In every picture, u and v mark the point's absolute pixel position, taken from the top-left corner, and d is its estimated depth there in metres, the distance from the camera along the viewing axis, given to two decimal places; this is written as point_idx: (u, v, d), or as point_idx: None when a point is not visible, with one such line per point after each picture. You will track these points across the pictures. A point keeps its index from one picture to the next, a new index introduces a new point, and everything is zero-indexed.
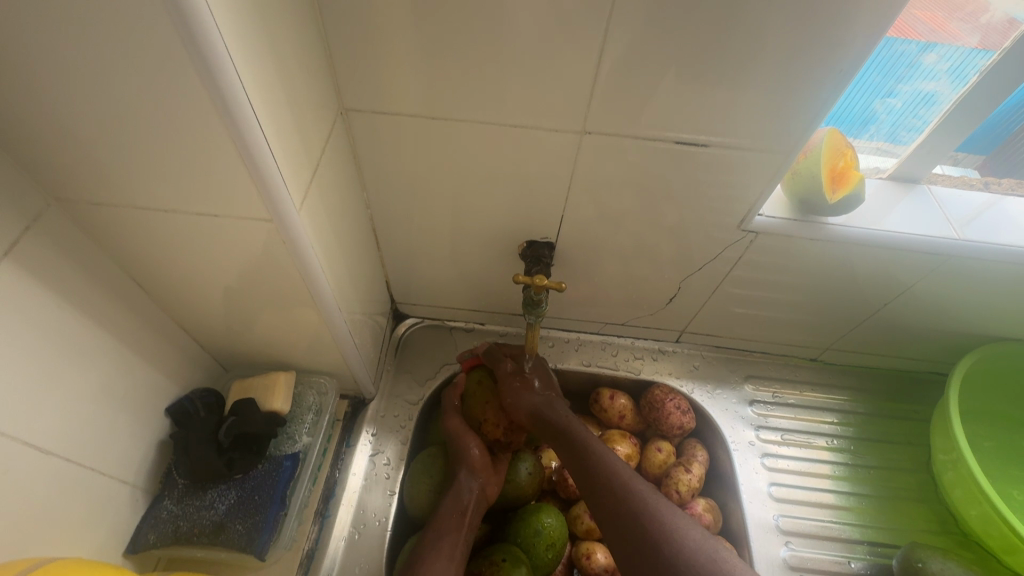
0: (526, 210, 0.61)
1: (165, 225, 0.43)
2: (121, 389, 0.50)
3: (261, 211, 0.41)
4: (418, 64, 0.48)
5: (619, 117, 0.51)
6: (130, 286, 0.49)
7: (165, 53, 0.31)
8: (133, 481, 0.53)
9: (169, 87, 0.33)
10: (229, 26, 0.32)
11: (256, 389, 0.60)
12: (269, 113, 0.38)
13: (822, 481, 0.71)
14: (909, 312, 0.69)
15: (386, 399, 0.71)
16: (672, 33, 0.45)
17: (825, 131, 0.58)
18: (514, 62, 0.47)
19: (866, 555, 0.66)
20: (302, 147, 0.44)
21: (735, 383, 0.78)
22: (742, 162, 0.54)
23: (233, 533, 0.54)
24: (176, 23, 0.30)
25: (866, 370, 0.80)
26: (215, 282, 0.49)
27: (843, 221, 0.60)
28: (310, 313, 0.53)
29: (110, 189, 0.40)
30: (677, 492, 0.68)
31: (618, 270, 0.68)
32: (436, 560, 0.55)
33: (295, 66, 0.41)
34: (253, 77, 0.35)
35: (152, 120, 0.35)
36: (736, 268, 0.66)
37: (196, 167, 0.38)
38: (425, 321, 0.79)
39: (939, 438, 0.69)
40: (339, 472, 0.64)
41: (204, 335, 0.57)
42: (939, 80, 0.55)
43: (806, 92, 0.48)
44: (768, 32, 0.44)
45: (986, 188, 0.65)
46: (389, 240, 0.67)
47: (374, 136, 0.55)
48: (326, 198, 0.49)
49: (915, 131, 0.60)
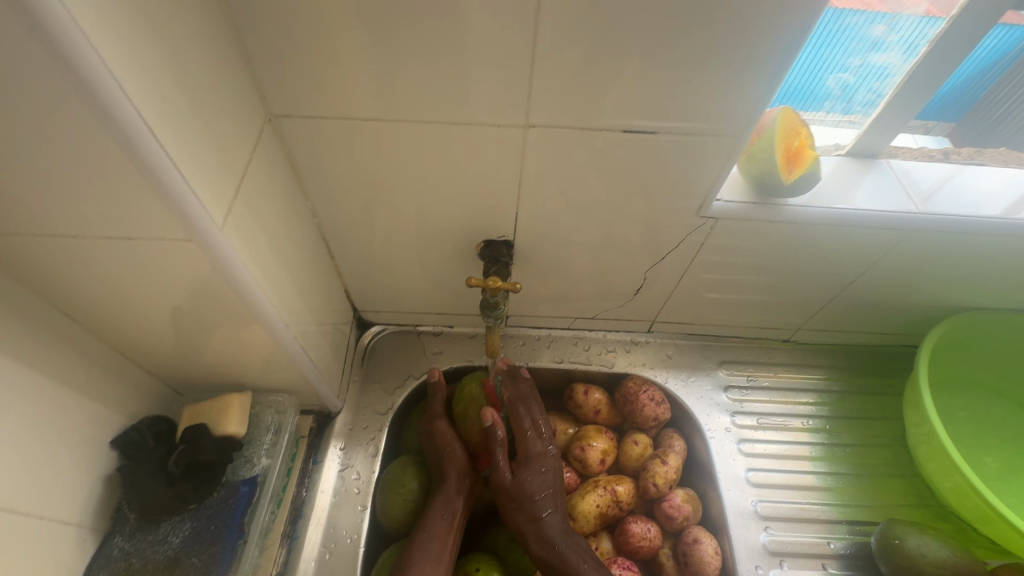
0: (483, 208, 0.59)
1: (82, 252, 0.40)
2: (55, 426, 0.47)
3: (181, 231, 0.39)
4: (343, 62, 0.46)
5: (562, 109, 0.49)
6: (56, 317, 0.46)
7: (38, 69, 0.28)
8: (80, 520, 0.50)
9: (53, 105, 0.30)
10: (105, 32, 0.30)
11: (208, 412, 0.57)
12: (172, 126, 0.35)
13: (802, 463, 0.71)
14: (877, 286, 0.68)
15: (353, 411, 0.69)
16: (606, 17, 0.43)
17: (775, 112, 0.57)
18: (447, 59, 0.45)
19: (846, 535, 0.66)
20: (222, 159, 0.41)
21: (709, 369, 0.77)
22: (695, 146, 0.52)
23: (189, 566, 0.52)
24: (45, 42, 0.27)
25: (839, 347, 0.79)
26: (149, 307, 0.47)
27: (803, 200, 0.59)
28: (257, 330, 0.51)
29: (10, 217, 0.37)
30: (655, 485, 0.67)
31: (583, 262, 0.66)
32: (423, 561, 0.54)
33: (202, 75, 0.39)
34: (147, 94, 0.33)
35: (40, 142, 0.32)
36: (701, 253, 0.65)
37: (104, 189, 0.35)
38: (390, 328, 0.77)
39: (911, 413, 0.69)
40: (307, 490, 0.62)
41: (149, 362, 0.55)
42: (890, 52, 0.54)
43: (752, 72, 0.46)
44: (706, 10, 0.42)
45: (946, 158, 0.65)
46: (341, 248, 0.65)
47: (311, 141, 0.52)
48: (259, 211, 0.47)
49: (870, 105, 0.59)
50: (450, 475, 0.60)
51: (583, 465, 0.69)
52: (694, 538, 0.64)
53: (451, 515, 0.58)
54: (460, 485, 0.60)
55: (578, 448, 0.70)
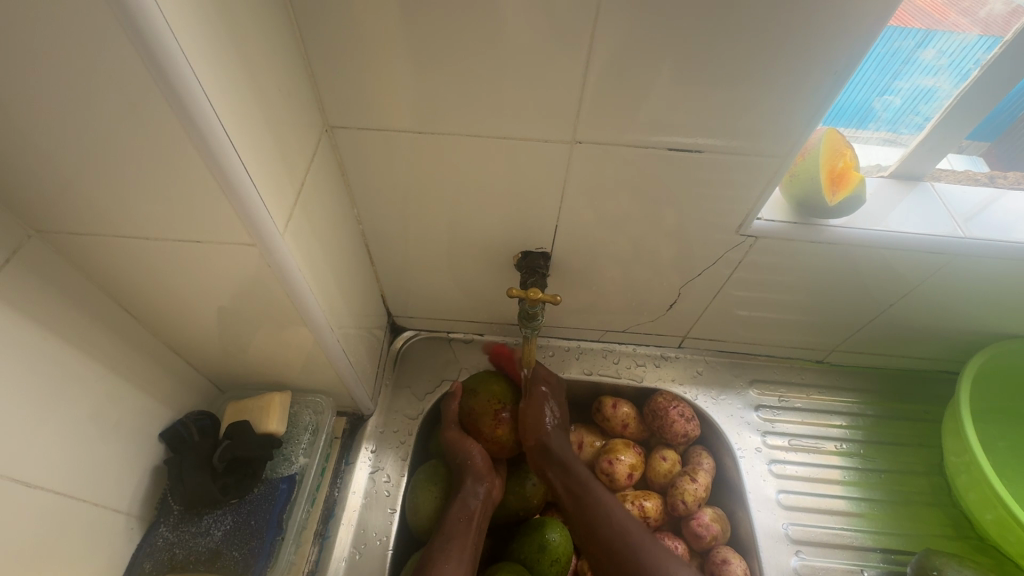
0: (521, 220, 0.60)
1: (148, 251, 0.43)
2: (112, 417, 0.49)
3: (244, 235, 0.41)
4: (399, 76, 0.47)
5: (608, 126, 0.50)
6: (118, 312, 0.49)
7: (135, 82, 0.31)
8: (129, 509, 0.52)
9: (143, 115, 0.32)
10: (194, 46, 0.31)
11: (251, 410, 0.59)
12: (246, 135, 0.37)
13: (833, 487, 0.70)
14: (918, 310, 0.67)
15: (384, 415, 0.70)
16: (658, 37, 0.43)
17: (822, 131, 0.57)
18: (499, 76, 0.47)
19: (880, 563, 0.65)
20: (284, 167, 0.43)
21: (740, 388, 0.77)
22: (738, 165, 0.53)
23: (229, 560, 0.54)
24: (144, 56, 0.29)
25: (874, 370, 0.78)
26: (204, 306, 0.49)
27: (845, 222, 0.58)
28: (302, 332, 0.52)
29: (88, 217, 0.39)
30: (683, 503, 0.67)
31: (616, 276, 0.67)
32: (445, 563, 0.55)
33: (271, 86, 0.41)
34: (226, 105, 0.35)
35: (126, 150, 0.34)
36: (737, 271, 0.64)
37: (177, 193, 0.37)
38: (421, 334, 0.78)
39: (950, 441, 0.67)
40: (339, 490, 0.63)
41: (198, 359, 0.57)
42: (939, 76, 0.54)
43: (802, 93, 0.47)
44: (758, 33, 0.43)
45: (992, 182, 0.64)
46: (381, 255, 0.66)
47: (361, 151, 0.54)
48: (312, 217, 0.49)
49: (916, 128, 0.58)
50: (467, 481, 0.60)
51: (610, 479, 0.69)
52: (722, 559, 0.64)
53: (467, 517, 0.59)
54: (478, 489, 0.60)
55: (606, 461, 0.69)
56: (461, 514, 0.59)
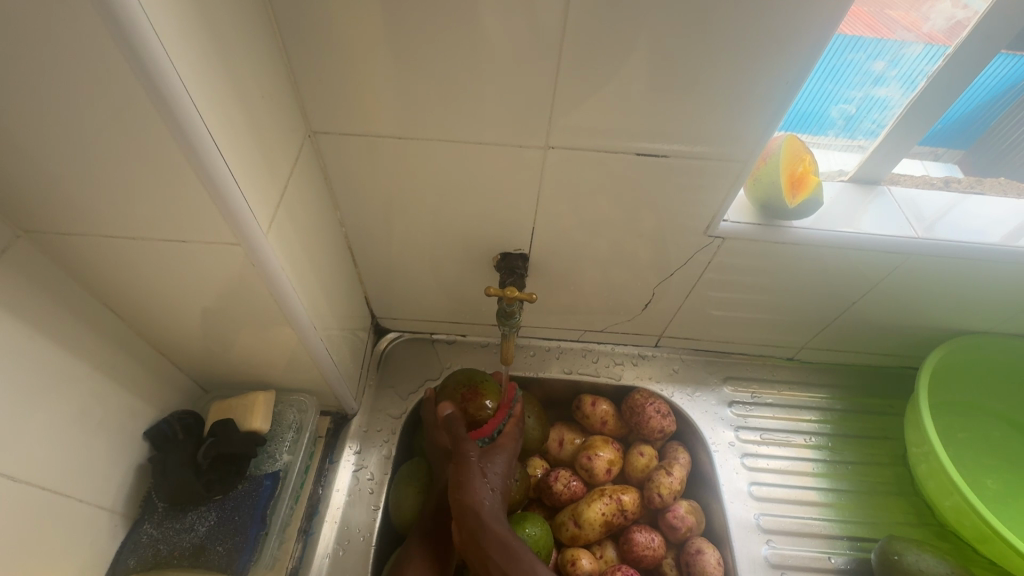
0: (501, 222, 0.62)
1: (134, 251, 0.44)
2: (96, 414, 0.50)
3: (228, 234, 0.42)
4: (379, 83, 0.49)
5: (580, 131, 0.53)
6: (103, 312, 0.50)
7: (122, 86, 0.32)
8: (113, 507, 0.53)
9: (131, 118, 0.34)
10: (180, 52, 0.33)
11: (235, 409, 0.60)
12: (230, 138, 0.39)
13: (803, 479, 0.72)
14: (880, 307, 0.70)
15: (368, 414, 0.72)
16: (625, 47, 0.46)
17: (782, 138, 0.60)
18: (476, 83, 0.49)
19: (846, 550, 0.67)
20: (269, 170, 0.45)
21: (714, 385, 0.79)
22: (704, 169, 0.55)
23: (213, 555, 0.55)
24: (132, 61, 0.31)
25: (842, 366, 0.81)
26: (188, 306, 0.50)
27: (807, 223, 0.61)
28: (286, 331, 0.54)
29: (75, 218, 0.41)
30: (659, 496, 0.69)
31: (593, 277, 0.69)
32: (419, 557, 0.57)
33: (255, 91, 0.42)
34: (211, 109, 0.37)
35: (113, 151, 0.36)
36: (709, 271, 0.67)
37: (163, 194, 0.39)
38: (405, 335, 0.80)
39: (911, 432, 0.70)
40: (323, 488, 0.65)
41: (182, 359, 0.58)
42: (890, 86, 0.57)
43: (760, 100, 0.50)
44: (717, 44, 0.46)
45: (947, 187, 0.67)
46: (364, 257, 0.68)
47: (344, 156, 0.56)
48: (296, 219, 0.50)
49: (871, 135, 0.62)
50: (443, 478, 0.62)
51: (589, 474, 0.71)
52: (697, 549, 0.66)
53: (443, 513, 0.60)
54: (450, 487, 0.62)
55: (585, 457, 0.71)
56: (437, 510, 0.61)
